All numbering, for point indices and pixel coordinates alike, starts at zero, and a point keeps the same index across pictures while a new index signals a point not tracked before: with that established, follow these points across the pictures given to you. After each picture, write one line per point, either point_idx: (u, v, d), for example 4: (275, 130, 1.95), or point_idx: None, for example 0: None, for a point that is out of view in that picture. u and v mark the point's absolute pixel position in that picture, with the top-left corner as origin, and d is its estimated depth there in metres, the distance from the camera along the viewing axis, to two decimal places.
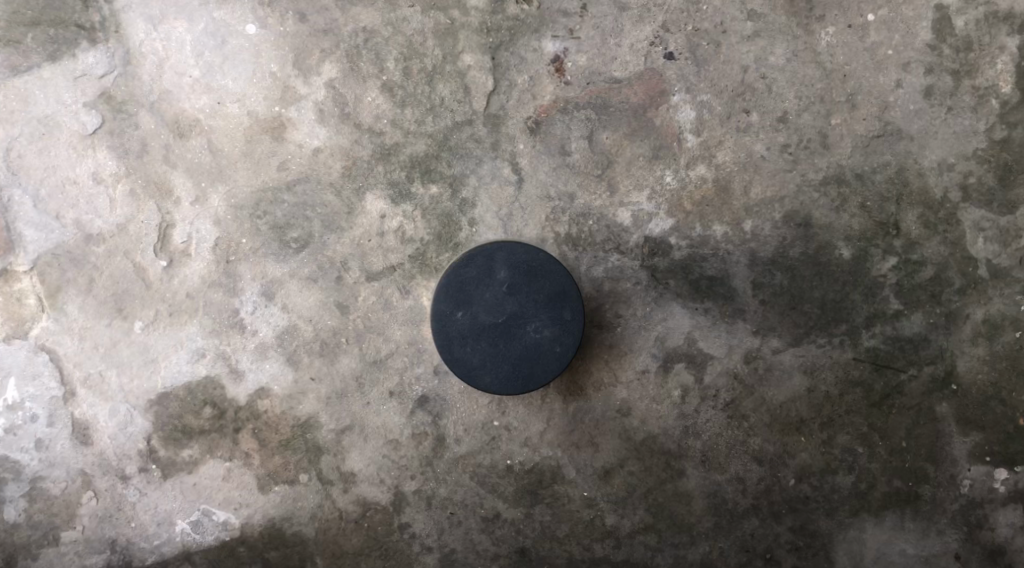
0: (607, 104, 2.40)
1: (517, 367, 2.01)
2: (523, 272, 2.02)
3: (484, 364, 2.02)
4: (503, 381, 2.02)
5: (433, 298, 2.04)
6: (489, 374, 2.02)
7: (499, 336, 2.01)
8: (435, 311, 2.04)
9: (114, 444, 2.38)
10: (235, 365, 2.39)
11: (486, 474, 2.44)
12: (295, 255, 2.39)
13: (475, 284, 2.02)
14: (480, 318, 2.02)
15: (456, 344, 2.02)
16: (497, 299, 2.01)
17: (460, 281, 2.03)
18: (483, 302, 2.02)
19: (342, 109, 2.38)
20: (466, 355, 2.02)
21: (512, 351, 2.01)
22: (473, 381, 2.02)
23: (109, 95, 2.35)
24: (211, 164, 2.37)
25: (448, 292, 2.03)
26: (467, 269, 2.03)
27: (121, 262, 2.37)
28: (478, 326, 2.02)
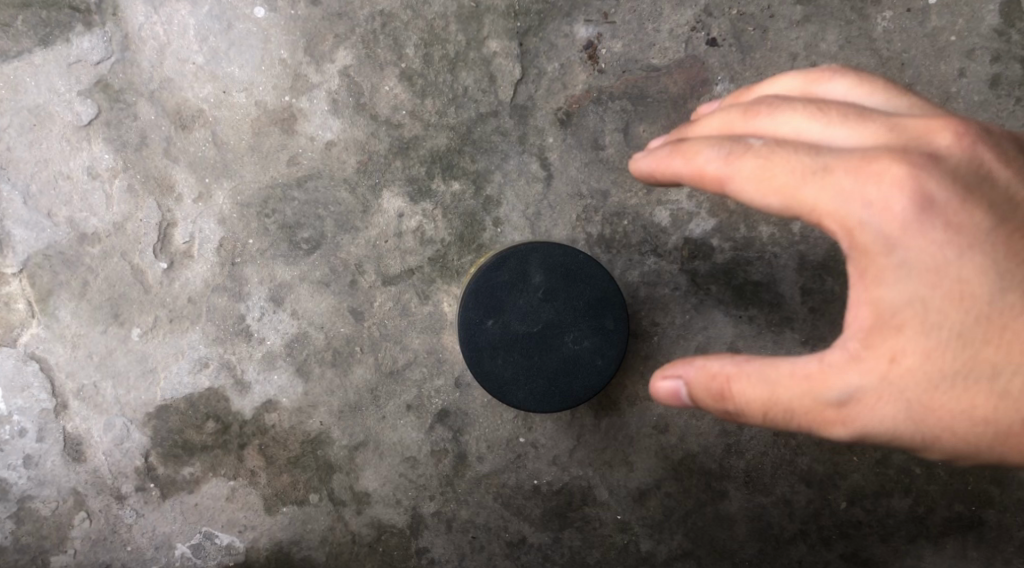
0: (644, 93, 2.22)
1: (552, 383, 1.83)
2: (561, 275, 1.83)
3: (516, 379, 1.83)
4: (537, 399, 1.84)
5: (461, 305, 1.85)
6: (522, 391, 1.84)
7: (534, 348, 1.83)
8: (462, 319, 1.84)
9: (109, 461, 2.19)
10: (241, 376, 2.21)
11: (510, 496, 2.26)
12: (305, 257, 2.21)
13: (508, 289, 1.83)
14: (513, 327, 1.83)
15: (484, 357, 1.83)
16: (531, 307, 1.82)
17: (490, 286, 1.84)
18: (516, 310, 1.83)
19: (357, 99, 2.20)
20: (496, 369, 1.83)
21: (548, 364, 1.83)
22: (503, 398, 1.84)
23: (105, 83, 2.17)
24: (215, 158, 2.19)
25: (476, 298, 1.84)
26: (498, 273, 1.84)
27: (117, 263, 2.18)
28: (510, 337, 1.83)
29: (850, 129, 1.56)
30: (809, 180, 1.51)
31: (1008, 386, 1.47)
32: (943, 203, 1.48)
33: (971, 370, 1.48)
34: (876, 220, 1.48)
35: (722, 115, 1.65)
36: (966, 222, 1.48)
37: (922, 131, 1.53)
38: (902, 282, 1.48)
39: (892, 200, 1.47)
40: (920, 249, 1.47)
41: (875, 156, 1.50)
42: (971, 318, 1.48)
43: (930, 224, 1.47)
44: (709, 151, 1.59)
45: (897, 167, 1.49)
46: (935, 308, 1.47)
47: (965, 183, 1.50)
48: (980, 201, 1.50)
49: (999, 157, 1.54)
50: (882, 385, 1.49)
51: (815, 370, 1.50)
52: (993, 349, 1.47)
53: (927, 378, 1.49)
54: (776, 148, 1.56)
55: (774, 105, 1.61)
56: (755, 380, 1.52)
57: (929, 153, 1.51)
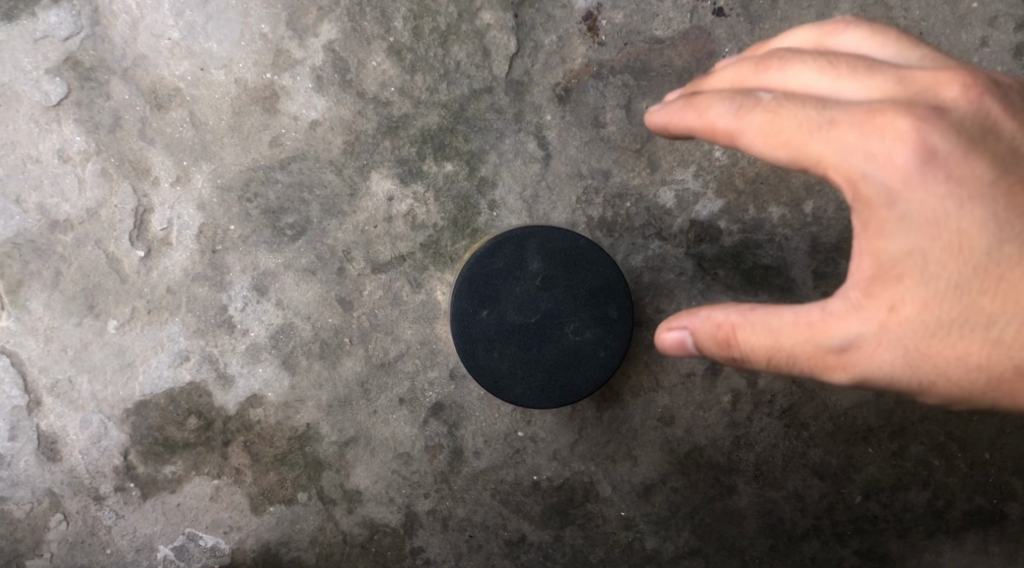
0: (646, 67, 2.09)
1: (552, 377, 1.72)
2: (560, 262, 1.72)
3: (513, 373, 1.72)
4: (536, 394, 1.73)
5: (453, 294, 1.73)
6: (520, 385, 1.73)
7: (533, 339, 1.71)
8: (455, 310, 1.73)
9: (86, 460, 2.08)
10: (224, 369, 2.10)
11: (509, 492, 2.15)
12: (290, 244, 2.10)
13: (503, 277, 1.72)
14: (509, 317, 1.71)
15: (479, 349, 1.72)
16: (529, 295, 1.71)
17: (484, 273, 1.72)
18: (512, 299, 1.71)
19: (343, 75, 2.08)
20: (492, 362, 1.72)
21: (547, 357, 1.72)
22: (500, 393, 1.73)
23: (75, 60, 2.04)
24: (194, 139, 2.07)
25: (469, 287, 1.72)
26: (492, 260, 1.72)
27: (91, 252, 2.06)
28: (507, 328, 1.71)
29: (860, 81, 1.46)
30: (815, 133, 1.42)
31: (1006, 337, 1.39)
32: (946, 155, 1.39)
33: (970, 319, 1.40)
34: (881, 173, 1.39)
35: (735, 67, 1.54)
36: (967, 172, 1.40)
37: (930, 85, 1.43)
38: (904, 233, 1.39)
39: (896, 152, 1.39)
40: (923, 199, 1.39)
41: (880, 109, 1.41)
42: (970, 268, 1.40)
43: (933, 176, 1.39)
44: (719, 103, 1.49)
45: (902, 121, 1.40)
46: (935, 258, 1.39)
47: (968, 136, 1.41)
48: (984, 154, 1.41)
49: (1005, 107, 1.44)
50: (881, 334, 1.41)
51: (815, 318, 1.42)
52: (992, 300, 1.39)
53: (926, 326, 1.41)
54: (786, 100, 1.46)
55: (789, 55, 1.49)
56: (756, 325, 1.44)
57: (935, 108, 1.42)
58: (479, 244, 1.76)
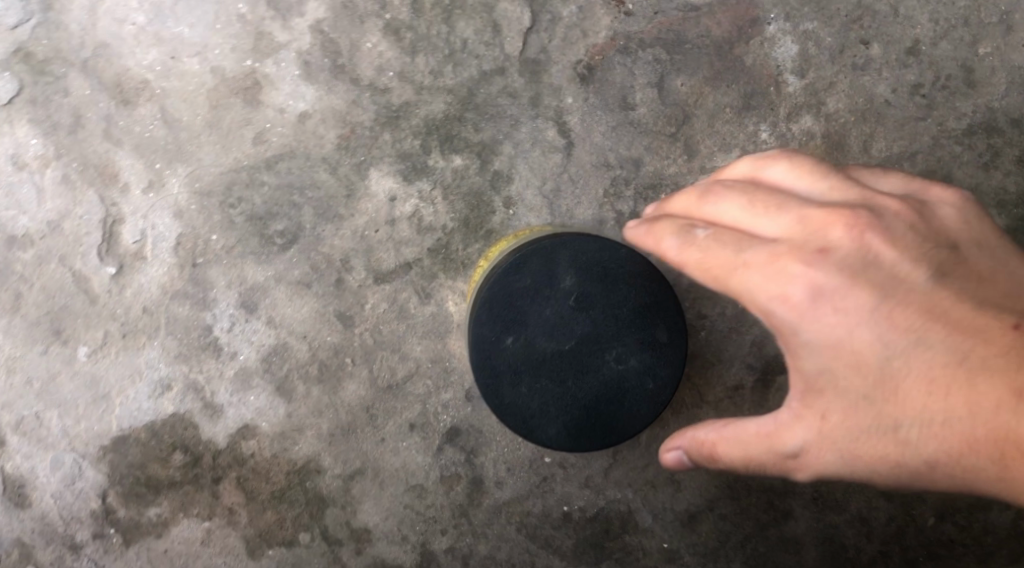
0: (681, 39, 1.84)
1: (593, 415, 1.47)
2: (599, 279, 1.47)
3: (547, 412, 1.47)
4: (574, 435, 1.48)
5: (473, 318, 1.49)
6: (554, 426, 1.48)
7: (569, 371, 1.46)
8: (475, 336, 1.49)
9: (60, 505, 1.85)
10: (211, 398, 1.86)
11: (537, 526, 1.91)
12: (281, 253, 1.85)
13: (531, 297, 1.47)
14: (540, 346, 1.46)
15: (505, 384, 1.47)
16: (562, 319, 1.45)
17: (508, 294, 1.48)
18: (542, 323, 1.46)
19: (334, 59, 1.83)
20: (520, 399, 1.47)
21: (587, 392, 1.47)
22: (530, 435, 1.48)
23: (26, 51, 1.80)
24: (166, 138, 1.82)
25: (491, 311, 1.48)
26: (517, 277, 1.48)
27: (55, 270, 1.82)
28: (537, 359, 1.46)
29: (776, 217, 1.28)
30: (742, 268, 1.26)
31: (921, 444, 1.19)
32: (843, 284, 1.22)
33: (880, 429, 1.21)
34: (796, 309, 1.23)
35: (682, 197, 1.38)
36: (858, 294, 1.22)
37: (828, 219, 1.25)
38: (824, 349, 1.23)
39: (792, 289, 1.23)
40: (838, 322, 1.22)
41: (802, 242, 1.25)
42: (874, 384, 1.21)
43: (823, 308, 1.22)
44: (670, 235, 1.34)
45: (817, 256, 1.23)
46: (862, 370, 1.22)
47: (857, 261, 1.23)
48: (877, 277, 1.23)
49: (893, 227, 1.26)
50: (818, 445, 1.25)
51: (764, 428, 1.29)
52: (902, 408, 1.20)
53: (847, 437, 1.23)
54: (723, 232, 1.30)
55: (723, 186, 1.34)
56: (728, 438, 1.31)
57: (825, 244, 1.24)
58: (500, 259, 1.52)
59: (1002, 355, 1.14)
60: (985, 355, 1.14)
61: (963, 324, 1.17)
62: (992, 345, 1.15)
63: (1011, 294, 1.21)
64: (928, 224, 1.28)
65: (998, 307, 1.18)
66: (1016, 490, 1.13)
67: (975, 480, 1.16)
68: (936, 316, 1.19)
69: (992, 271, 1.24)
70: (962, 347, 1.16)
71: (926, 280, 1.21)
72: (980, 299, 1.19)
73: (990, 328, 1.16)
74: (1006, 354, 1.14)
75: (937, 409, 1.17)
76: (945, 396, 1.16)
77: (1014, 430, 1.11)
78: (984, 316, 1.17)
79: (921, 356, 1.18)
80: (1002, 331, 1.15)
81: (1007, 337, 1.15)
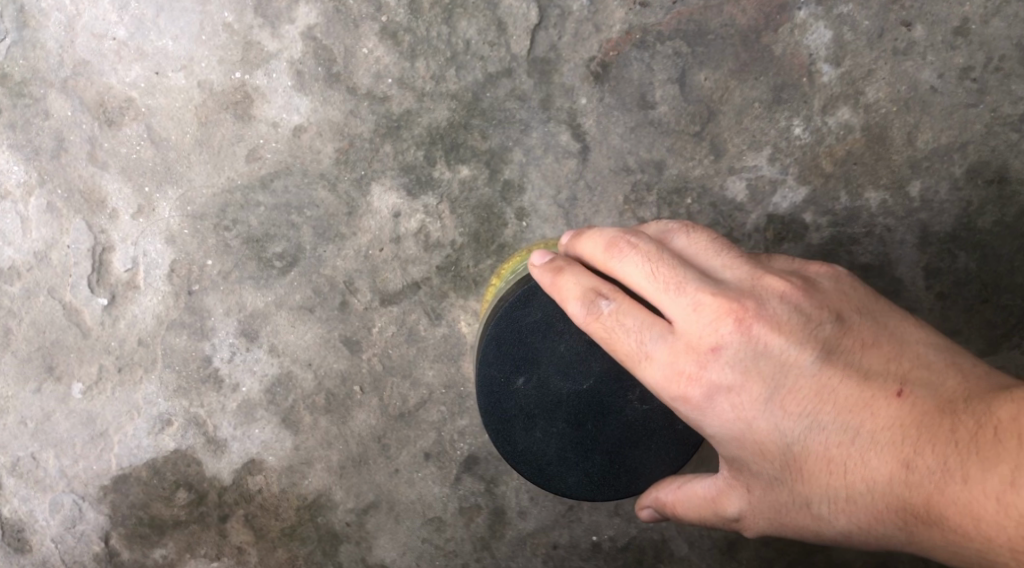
0: (703, 29, 1.69)
1: (616, 462, 1.36)
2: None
3: (565, 458, 1.36)
4: (596, 484, 1.37)
5: (480, 358, 1.37)
6: (574, 474, 1.37)
7: (589, 414, 1.34)
8: (484, 377, 1.37)
9: (61, 549, 1.76)
10: (214, 433, 1.75)
11: (564, 558, 1.78)
12: (281, 277, 1.73)
13: (542, 333, 1.35)
14: (554, 387, 1.34)
15: (517, 428, 1.37)
16: (577, 357, 1.33)
17: (517, 331, 1.36)
18: (555, 362, 1.34)
19: (328, 68, 1.70)
20: (535, 445, 1.36)
21: (609, 437, 1.35)
22: (547, 482, 1.38)
23: (4, 73, 1.70)
24: (154, 160, 1.71)
25: (500, 349, 1.36)
26: (527, 312, 1.35)
27: (44, 303, 1.72)
28: (552, 401, 1.35)
29: (672, 300, 1.21)
30: (641, 359, 1.22)
31: (834, 520, 1.19)
32: (738, 376, 1.20)
33: (794, 507, 1.21)
34: (695, 399, 1.21)
35: (590, 240, 1.27)
36: (752, 386, 1.20)
37: (710, 310, 1.20)
38: (729, 438, 1.22)
39: (690, 386, 1.20)
40: (738, 412, 1.20)
41: (695, 333, 1.20)
42: (781, 466, 1.21)
43: (720, 401, 1.20)
44: (573, 303, 1.24)
45: (710, 347, 1.20)
46: (770, 453, 1.20)
47: (745, 351, 1.20)
48: (767, 368, 1.20)
49: (780, 312, 1.21)
50: (751, 518, 1.25)
51: (709, 490, 1.28)
52: (812, 487, 1.20)
53: (769, 511, 1.24)
54: (623, 312, 1.22)
55: (627, 243, 1.24)
56: (683, 500, 1.31)
57: (715, 339, 1.20)
58: (507, 289, 1.40)
59: (890, 427, 1.14)
60: (874, 429, 1.15)
61: (852, 402, 1.17)
62: (880, 418, 1.16)
63: (897, 356, 1.19)
64: (815, 298, 1.23)
65: (883, 374, 1.18)
66: (924, 552, 1.14)
67: (888, 544, 1.18)
68: (826, 397, 1.18)
69: (878, 335, 1.21)
70: (853, 423, 1.17)
71: (819, 363, 1.19)
72: (865, 370, 1.18)
73: (876, 401, 1.16)
74: (893, 425, 1.14)
75: (841, 484, 1.18)
76: (845, 473, 1.17)
77: (910, 500, 1.12)
78: (870, 389, 1.17)
79: (817, 437, 1.18)
80: (888, 404, 1.15)
81: (893, 407, 1.15)
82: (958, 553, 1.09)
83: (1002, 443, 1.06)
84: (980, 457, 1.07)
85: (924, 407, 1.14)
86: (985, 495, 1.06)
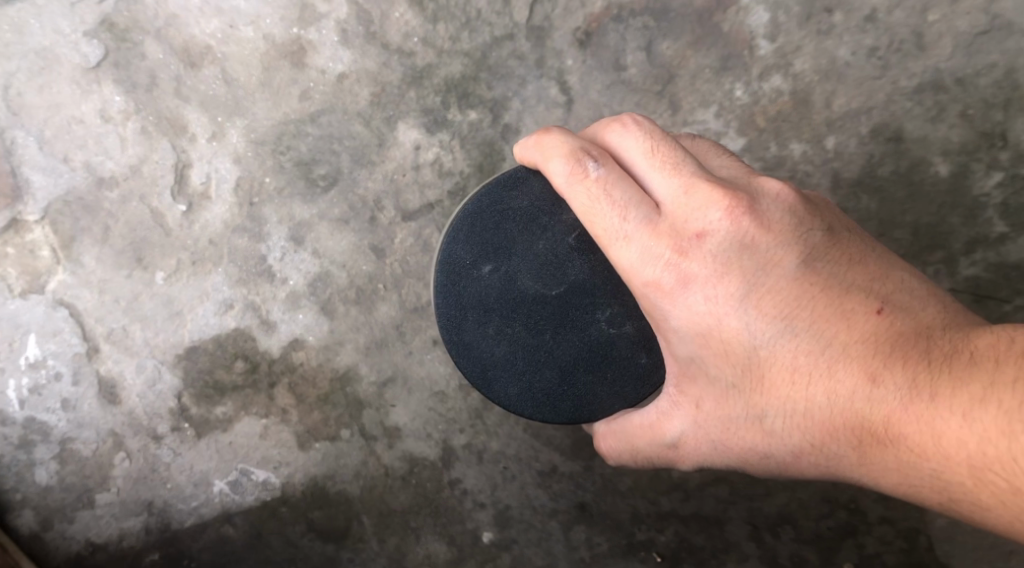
0: (667, 8, 2.12)
1: (559, 376, 1.71)
2: (576, 249, 1.69)
3: (512, 362, 1.72)
4: (533, 396, 1.73)
5: (458, 245, 1.73)
6: (515, 385, 1.72)
7: (548, 325, 1.70)
8: (457, 261, 1.73)
9: (144, 402, 2.23)
10: (267, 315, 2.21)
11: (539, 428, 2.27)
12: (323, 194, 2.18)
13: (520, 236, 1.71)
14: (519, 289, 1.70)
15: (473, 319, 1.72)
16: (550, 261, 1.69)
17: (498, 228, 1.72)
18: (527, 272, 1.70)
19: (367, 27, 2.13)
20: (486, 339, 1.72)
21: (557, 351, 1.70)
22: (486, 380, 1.73)
23: (111, 22, 2.12)
24: (227, 95, 2.15)
25: (477, 242, 1.72)
26: (515, 201, 1.72)
27: (137, 207, 2.17)
28: (513, 302, 1.70)
29: (662, 176, 1.56)
30: (621, 235, 1.56)
31: (791, 423, 1.50)
32: (719, 272, 1.52)
33: (755, 414, 1.52)
34: (663, 281, 1.54)
35: (598, 124, 1.66)
36: (734, 280, 1.52)
37: (704, 204, 1.54)
38: (688, 337, 1.55)
39: (665, 269, 1.53)
40: (718, 306, 1.52)
41: (676, 214, 1.55)
42: (745, 371, 1.52)
43: (696, 293, 1.52)
44: (555, 164, 1.60)
45: (700, 237, 1.53)
46: (739, 353, 1.51)
47: (731, 250, 1.53)
48: (752, 270, 1.52)
49: (773, 211, 1.54)
50: (694, 435, 1.57)
51: (648, 420, 1.62)
52: (776, 391, 1.50)
53: (719, 430, 1.55)
54: (610, 181, 1.57)
55: (632, 122, 1.61)
56: (614, 431, 1.69)
57: (701, 228, 1.53)
58: (501, 175, 1.75)
59: (864, 337, 1.47)
60: (850, 339, 1.47)
61: (835, 315, 1.49)
62: (859, 329, 1.47)
63: (881, 278, 1.52)
64: (808, 210, 1.55)
65: (865, 296, 1.50)
66: (875, 463, 1.45)
67: (842, 456, 1.48)
68: (807, 306, 1.50)
69: (860, 253, 1.54)
70: (830, 335, 1.49)
71: (800, 271, 1.51)
72: (848, 287, 1.50)
73: (856, 316, 1.48)
74: (869, 336, 1.46)
75: (803, 395, 1.49)
76: (811, 379, 1.48)
77: (869, 412, 1.44)
78: (852, 305, 1.49)
79: (796, 341, 1.50)
80: (870, 317, 1.47)
81: (871, 322, 1.47)
82: (917, 460, 1.40)
83: (978, 361, 1.39)
84: (952, 374, 1.39)
85: (898, 326, 1.46)
86: (952, 408, 1.37)
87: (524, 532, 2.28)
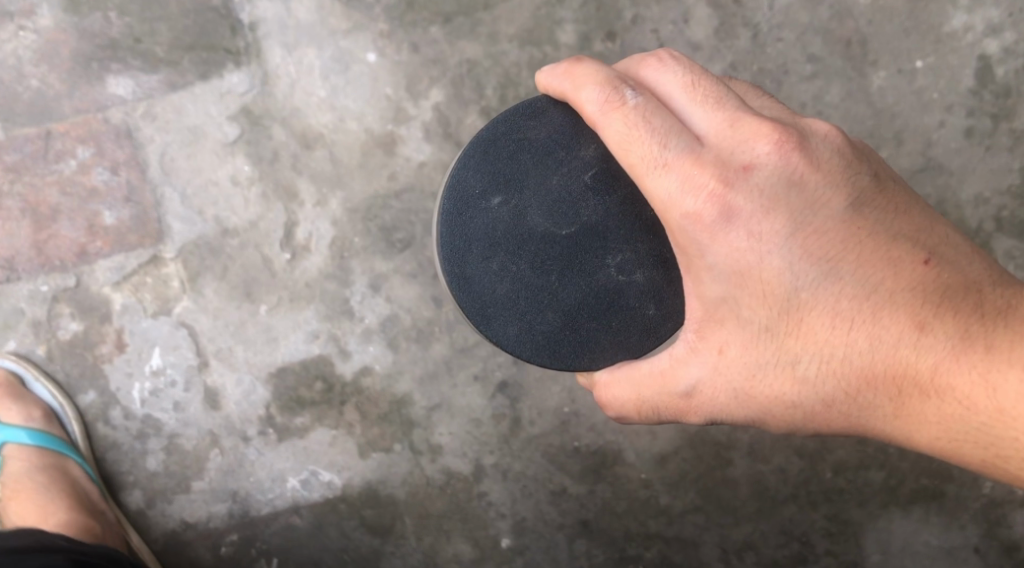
0: None
1: (558, 317, 1.99)
2: (585, 192, 1.99)
3: (511, 298, 2.00)
4: (530, 334, 2.01)
5: (472, 176, 2.03)
6: (514, 325, 2.01)
7: (557, 267, 1.98)
8: (469, 191, 2.02)
9: (239, 409, 2.76)
10: (344, 346, 2.76)
11: (555, 454, 2.80)
12: (399, 254, 2.76)
13: (530, 175, 2.00)
14: (524, 228, 1.99)
15: (479, 250, 2.01)
16: (561, 201, 1.98)
17: (510, 162, 2.02)
18: (536, 214, 1.99)
19: (445, 129, 2.74)
20: (490, 275, 2.00)
21: (558, 291, 1.99)
22: (485, 318, 2.01)
23: (248, 109, 2.73)
24: (332, 171, 2.74)
25: (489, 176, 2.02)
26: (530, 137, 2.03)
27: (251, 253, 2.74)
28: (518, 239, 1.99)
29: (707, 113, 1.87)
30: (660, 168, 1.84)
31: (828, 363, 1.81)
32: (765, 213, 1.82)
33: (793, 356, 1.83)
34: (705, 217, 1.82)
35: (636, 60, 1.96)
36: (784, 217, 1.82)
37: (761, 149, 1.82)
38: (722, 282, 1.84)
39: (706, 202, 1.81)
40: (768, 247, 1.82)
41: (722, 148, 1.84)
42: (784, 313, 1.82)
43: (740, 230, 1.82)
44: (591, 92, 1.89)
45: (752, 174, 1.82)
46: (782, 293, 1.82)
47: (780, 193, 1.82)
48: (800, 209, 1.82)
49: (825, 156, 1.85)
50: (711, 384, 1.86)
51: (659, 369, 1.91)
52: (814, 334, 1.82)
53: (746, 375, 1.85)
54: (651, 113, 1.86)
55: (674, 62, 1.92)
56: (617, 380, 1.98)
57: (753, 164, 1.82)
58: (519, 111, 2.05)
59: (914, 283, 1.78)
60: (899, 283, 1.79)
61: (885, 263, 1.80)
62: (908, 275, 1.79)
63: (924, 229, 1.83)
64: (856, 158, 1.86)
65: (914, 248, 1.81)
66: (910, 404, 1.79)
67: (880, 400, 1.80)
68: (853, 250, 1.81)
69: (907, 204, 1.85)
70: (878, 281, 1.79)
71: (846, 215, 1.82)
72: (893, 240, 1.81)
73: (908, 265, 1.79)
74: (918, 282, 1.78)
75: (844, 338, 1.80)
76: (856, 321, 1.79)
77: (915, 358, 1.76)
78: (903, 255, 1.80)
79: (846, 284, 1.81)
80: (922, 265, 1.79)
81: (921, 269, 1.79)
82: (960, 404, 1.74)
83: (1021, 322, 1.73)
84: (1005, 326, 1.73)
85: (940, 274, 1.78)
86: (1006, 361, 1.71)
87: (536, 540, 2.81)
